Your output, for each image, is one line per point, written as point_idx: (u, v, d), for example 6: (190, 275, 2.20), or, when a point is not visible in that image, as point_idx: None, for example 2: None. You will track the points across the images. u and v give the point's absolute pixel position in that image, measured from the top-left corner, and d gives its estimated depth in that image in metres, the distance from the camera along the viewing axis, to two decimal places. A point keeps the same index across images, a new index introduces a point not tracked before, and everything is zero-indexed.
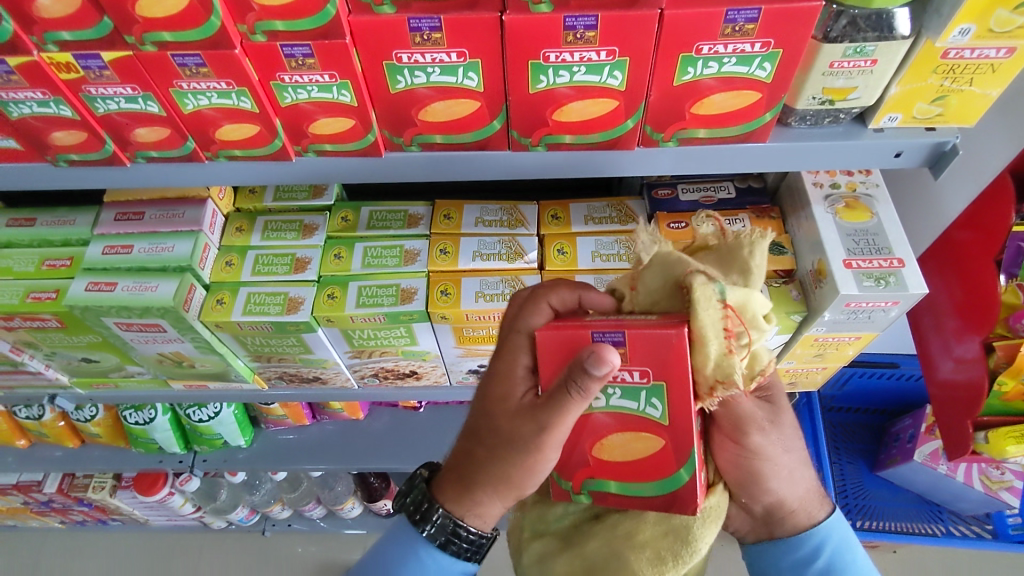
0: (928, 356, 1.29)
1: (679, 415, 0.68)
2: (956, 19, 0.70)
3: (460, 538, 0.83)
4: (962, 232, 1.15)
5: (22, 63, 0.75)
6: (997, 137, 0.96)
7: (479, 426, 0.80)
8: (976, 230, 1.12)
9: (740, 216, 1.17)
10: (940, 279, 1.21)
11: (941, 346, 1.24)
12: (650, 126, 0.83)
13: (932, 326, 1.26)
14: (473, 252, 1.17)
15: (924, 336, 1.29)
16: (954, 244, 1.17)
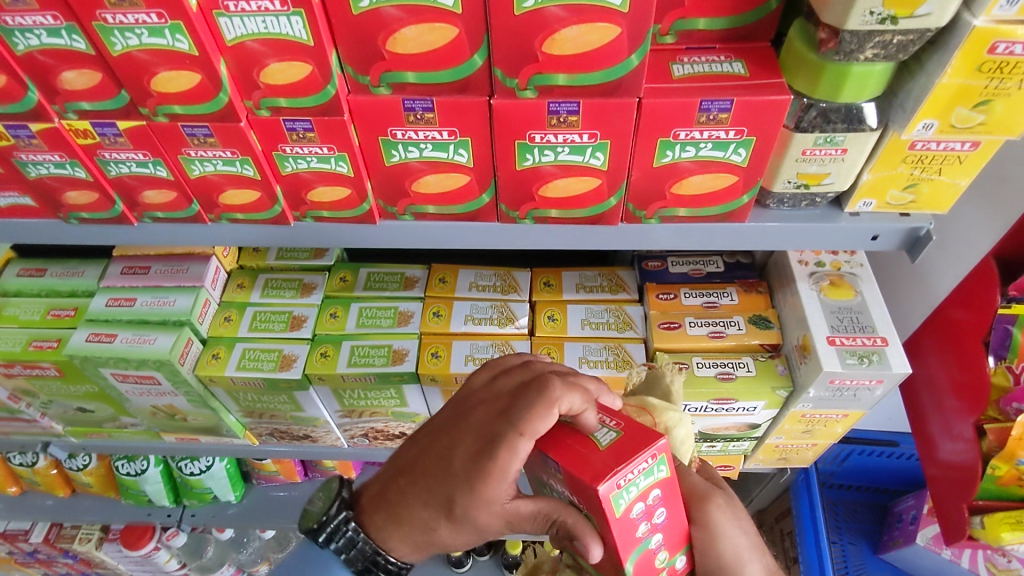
0: (926, 435, 1.26)
1: (626, 435, 0.62)
2: (919, 114, 0.74)
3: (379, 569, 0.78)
4: (957, 310, 1.16)
5: (44, 129, 0.81)
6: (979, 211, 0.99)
7: (437, 504, 0.70)
8: (970, 309, 1.12)
9: (729, 289, 1.20)
10: (939, 357, 1.21)
11: (941, 425, 1.22)
12: (633, 204, 0.87)
13: (931, 404, 1.24)
14: (465, 316, 1.20)
15: (922, 414, 1.27)
16: (950, 321, 1.17)
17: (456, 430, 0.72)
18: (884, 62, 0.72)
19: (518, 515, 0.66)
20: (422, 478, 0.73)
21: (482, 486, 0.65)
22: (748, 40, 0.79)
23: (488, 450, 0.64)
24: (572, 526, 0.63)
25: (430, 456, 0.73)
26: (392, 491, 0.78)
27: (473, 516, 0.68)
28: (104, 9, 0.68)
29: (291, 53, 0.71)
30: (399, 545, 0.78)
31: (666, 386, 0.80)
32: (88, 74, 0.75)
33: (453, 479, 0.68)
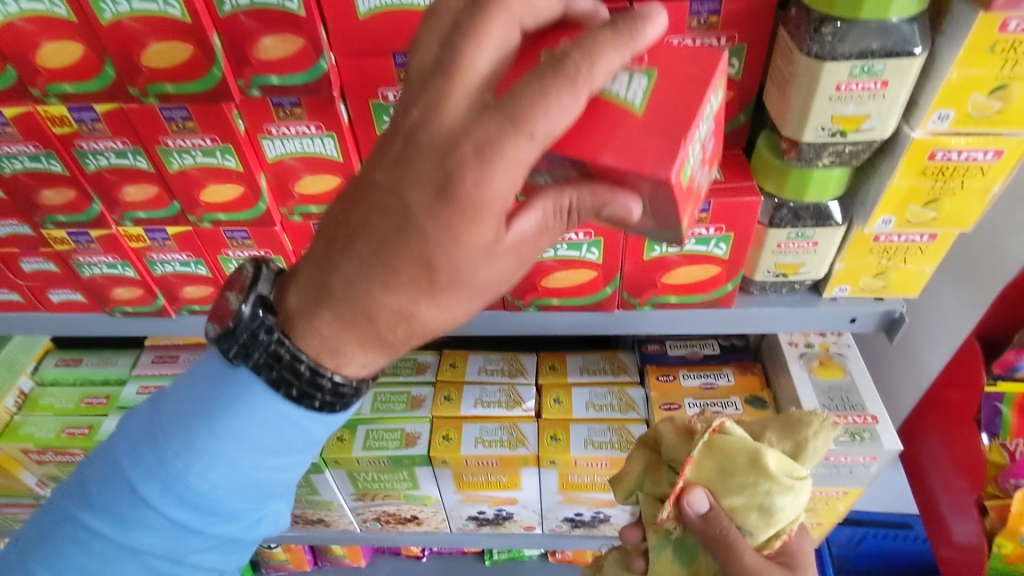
0: (941, 516, 1.27)
1: (659, 102, 0.55)
2: (877, 210, 0.83)
3: (318, 391, 0.62)
4: (954, 392, 1.18)
5: (102, 235, 0.92)
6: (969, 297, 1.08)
7: (407, 270, 0.53)
8: (963, 389, 1.15)
9: (725, 371, 1.25)
10: (943, 437, 1.22)
11: (952, 506, 1.22)
12: (627, 292, 0.95)
13: (942, 484, 1.25)
14: (475, 400, 1.25)
15: (935, 495, 1.28)
16: (948, 401, 1.20)
17: (398, 152, 0.51)
18: (841, 168, 0.82)
19: (523, 242, 0.54)
20: (365, 240, 0.54)
21: (473, 225, 0.50)
22: (721, 148, 0.89)
23: (471, 173, 0.48)
24: (594, 201, 0.54)
25: (367, 209, 0.53)
26: (327, 274, 0.57)
27: (471, 268, 0.53)
28: (167, 135, 0.78)
29: (323, 168, 0.82)
30: (354, 353, 0.61)
31: (805, 438, 0.75)
32: (146, 188, 0.86)
33: (424, 231, 0.51)
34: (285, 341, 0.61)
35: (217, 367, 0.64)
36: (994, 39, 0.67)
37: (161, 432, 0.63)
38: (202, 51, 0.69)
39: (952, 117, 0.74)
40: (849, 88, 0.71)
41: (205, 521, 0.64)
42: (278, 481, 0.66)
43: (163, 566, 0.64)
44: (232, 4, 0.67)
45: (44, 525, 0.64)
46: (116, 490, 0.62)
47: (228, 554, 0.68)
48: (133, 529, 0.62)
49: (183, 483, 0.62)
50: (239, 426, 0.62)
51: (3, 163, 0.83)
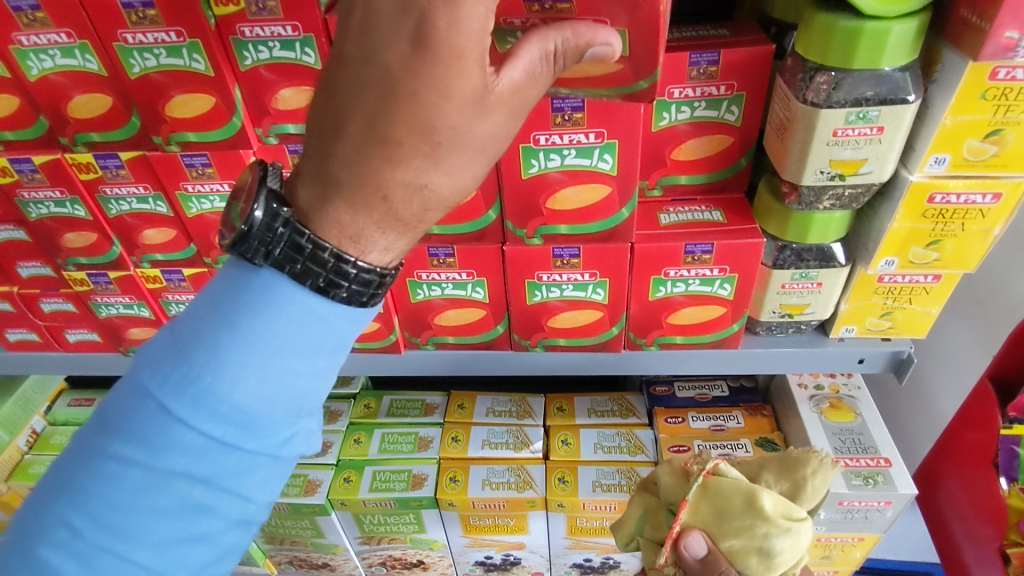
0: (964, 567, 1.17)
1: None
2: (880, 252, 0.84)
3: (345, 279, 0.53)
4: (970, 433, 1.12)
5: (120, 277, 0.94)
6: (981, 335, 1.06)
7: (406, 138, 0.49)
8: (977, 430, 1.09)
9: (734, 412, 1.24)
10: (962, 480, 1.16)
11: (977, 556, 1.13)
12: (633, 332, 0.96)
13: (964, 532, 1.17)
14: (482, 441, 1.25)
15: (957, 545, 1.19)
16: (966, 443, 1.13)
17: (360, 17, 0.48)
18: (842, 210, 0.84)
19: (516, 93, 0.52)
20: (356, 117, 0.48)
21: (456, 73, 0.48)
22: (723, 191, 0.91)
23: (443, 13, 0.46)
24: (577, 41, 0.53)
25: (342, 85, 0.49)
26: (324, 159, 0.50)
27: (467, 125, 0.50)
28: (186, 181, 0.81)
29: None
30: (374, 236, 0.54)
31: (802, 478, 0.75)
32: (165, 231, 0.89)
33: (411, 92, 0.47)
34: (305, 231, 0.52)
35: (232, 279, 0.54)
36: (985, 87, 0.69)
37: (184, 344, 0.53)
38: (224, 102, 0.73)
39: (948, 161, 0.75)
40: (846, 134, 0.73)
41: (244, 436, 0.53)
42: (312, 390, 0.57)
43: (200, 495, 0.54)
44: (253, 58, 0.71)
45: (66, 466, 0.54)
46: (144, 413, 0.52)
47: (271, 480, 0.57)
48: (164, 452, 0.52)
49: (217, 396, 0.52)
50: (276, 324, 0.53)
51: (30, 208, 0.87)
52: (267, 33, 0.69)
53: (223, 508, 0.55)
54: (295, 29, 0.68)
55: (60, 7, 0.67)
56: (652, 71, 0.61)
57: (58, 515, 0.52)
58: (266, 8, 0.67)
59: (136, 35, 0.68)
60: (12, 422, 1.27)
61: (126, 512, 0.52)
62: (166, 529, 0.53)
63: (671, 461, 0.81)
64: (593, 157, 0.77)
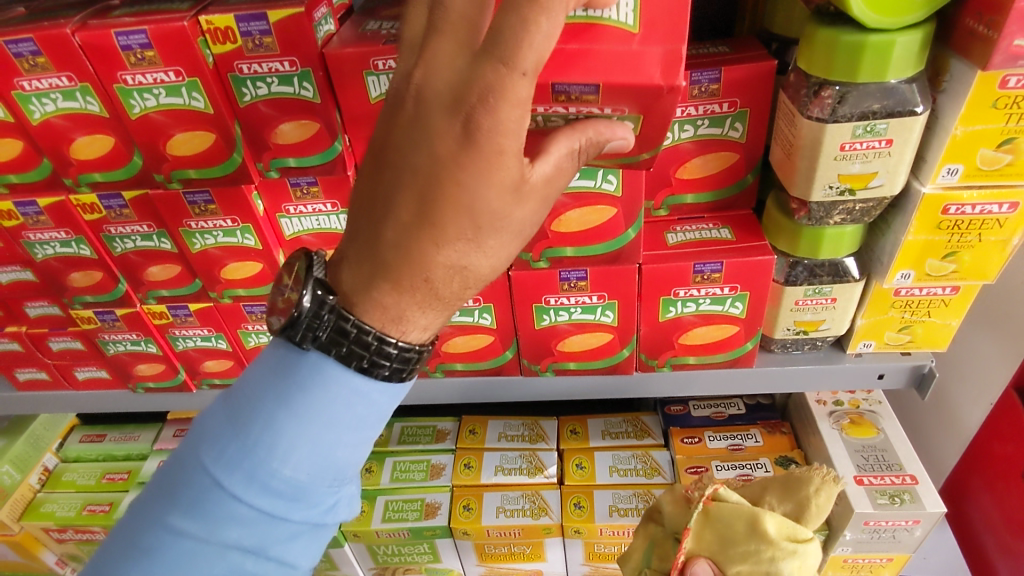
0: None
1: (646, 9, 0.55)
2: (895, 265, 0.82)
3: (386, 360, 0.55)
4: (1003, 446, 1.08)
5: (127, 314, 0.94)
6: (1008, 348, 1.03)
7: (450, 223, 0.49)
8: (1008, 442, 1.07)
9: (752, 431, 1.21)
10: (991, 495, 1.13)
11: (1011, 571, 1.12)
12: (645, 354, 0.94)
13: (997, 548, 1.14)
14: (495, 467, 1.23)
15: (990, 561, 1.17)
16: (994, 455, 1.11)
17: (411, 111, 0.49)
18: (853, 224, 0.82)
19: (548, 183, 0.53)
20: (404, 205, 0.49)
21: (496, 167, 0.47)
22: (731, 208, 0.90)
23: (484, 113, 0.45)
24: (598, 138, 0.56)
25: (390, 173, 0.50)
26: (372, 245, 0.52)
27: (508, 212, 0.50)
28: (190, 218, 0.81)
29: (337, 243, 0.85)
30: (415, 316, 0.54)
31: (807, 496, 0.74)
32: (169, 268, 0.89)
33: (455, 181, 0.48)
34: (349, 315, 0.54)
35: (280, 358, 0.57)
36: (995, 95, 0.67)
37: (240, 420, 0.55)
38: (224, 139, 0.73)
39: (962, 171, 0.73)
40: (854, 148, 0.72)
41: (292, 507, 0.56)
42: (355, 460, 0.59)
43: (249, 565, 0.55)
44: (252, 95, 0.71)
45: (126, 532, 0.56)
46: (200, 486, 0.54)
47: (313, 546, 0.60)
48: (219, 525, 0.54)
49: (268, 469, 0.54)
50: (324, 400, 0.56)
51: (36, 249, 0.87)
52: (265, 69, 0.69)
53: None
54: (292, 64, 0.68)
55: (59, 52, 0.68)
56: (654, 147, 0.63)
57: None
58: (263, 44, 0.67)
59: (135, 76, 0.68)
60: (24, 460, 1.27)
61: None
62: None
63: (672, 489, 0.83)
64: (597, 178, 0.75)
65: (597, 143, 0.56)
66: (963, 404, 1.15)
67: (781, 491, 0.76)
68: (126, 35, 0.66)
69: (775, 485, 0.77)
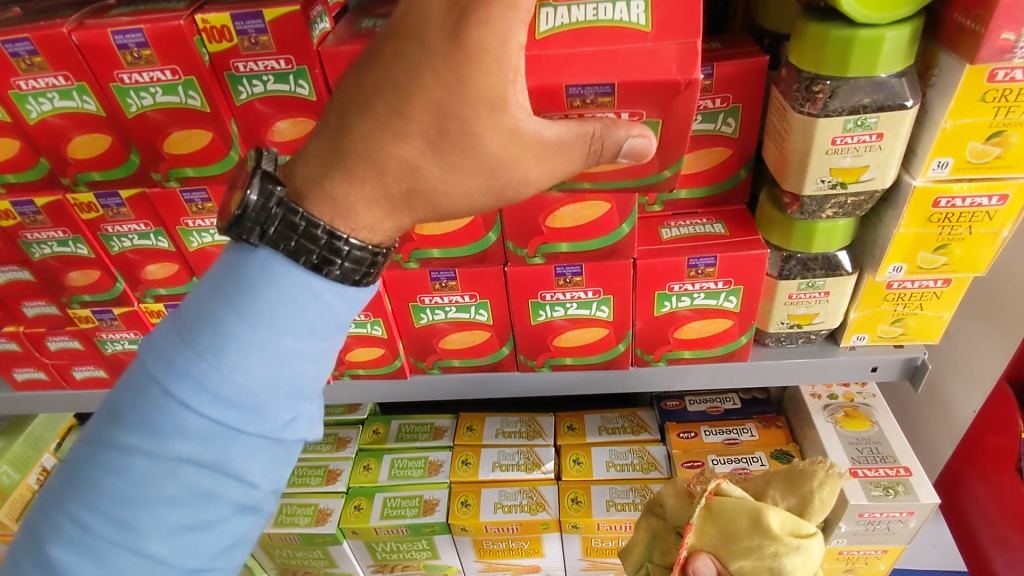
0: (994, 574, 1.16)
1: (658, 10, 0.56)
2: (887, 258, 0.83)
3: (338, 260, 0.52)
4: (997, 438, 1.09)
5: (125, 312, 0.94)
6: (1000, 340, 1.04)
7: (417, 116, 0.49)
8: (1002, 434, 1.07)
9: (748, 425, 1.22)
10: (987, 486, 1.13)
11: (1008, 563, 1.12)
12: (641, 349, 0.95)
13: (992, 540, 1.15)
14: (493, 463, 1.23)
15: (986, 552, 1.17)
16: (989, 448, 1.11)
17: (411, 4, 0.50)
18: (845, 218, 0.83)
19: (535, 136, 0.53)
20: (379, 89, 0.50)
21: (479, 70, 0.48)
22: (725, 203, 0.90)
23: (479, 4, 0.47)
24: (610, 131, 0.56)
25: (375, 62, 0.50)
26: (337, 131, 0.51)
27: (480, 130, 0.50)
28: (187, 216, 0.82)
29: None
30: (364, 212, 0.53)
31: (810, 492, 0.74)
32: (167, 266, 0.89)
33: (434, 72, 0.48)
34: (298, 209, 0.52)
35: (231, 262, 0.54)
36: (984, 89, 0.68)
37: (186, 327, 0.52)
38: (220, 136, 0.73)
39: (951, 164, 0.74)
40: (845, 142, 0.73)
41: (247, 418, 0.52)
42: (314, 371, 0.56)
43: (206, 483, 0.52)
44: (248, 92, 0.71)
45: (76, 459, 0.53)
46: (147, 399, 0.51)
47: (275, 465, 0.56)
48: (169, 437, 0.51)
49: (220, 377, 0.51)
50: (276, 303, 0.52)
51: (33, 248, 0.87)
52: (261, 67, 0.69)
53: (229, 494, 0.54)
54: (288, 62, 0.69)
55: (56, 51, 0.68)
56: (676, 161, 0.65)
57: (64, 513, 0.51)
58: (259, 43, 0.68)
59: (132, 75, 0.69)
60: (23, 460, 1.27)
61: (133, 505, 0.51)
62: (175, 519, 0.52)
63: (675, 483, 0.83)
64: None
65: (602, 134, 0.56)
66: (957, 397, 1.16)
67: (784, 486, 0.76)
68: (123, 34, 0.66)
69: (778, 478, 0.77)
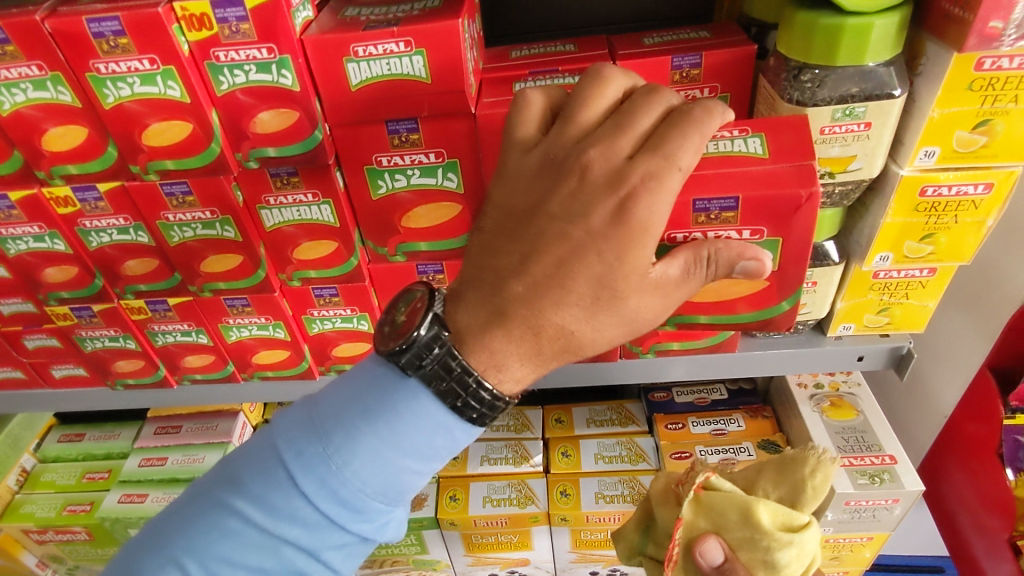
0: (974, 558, 1.18)
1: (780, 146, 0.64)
2: (874, 248, 0.84)
3: (475, 403, 0.57)
4: (973, 425, 1.12)
5: (105, 309, 0.92)
6: (983, 329, 1.05)
7: (575, 287, 0.54)
8: (980, 423, 1.10)
9: (735, 416, 1.23)
10: (964, 473, 1.17)
11: (986, 547, 1.14)
12: (629, 340, 0.95)
13: (971, 525, 1.18)
14: (481, 457, 1.23)
15: (966, 538, 1.20)
16: (967, 436, 1.14)
17: (569, 187, 0.54)
18: (832, 208, 0.83)
19: (669, 284, 0.56)
20: (541, 262, 0.54)
21: (638, 245, 0.53)
22: None
23: (643, 196, 0.52)
24: (730, 254, 0.57)
25: (535, 232, 0.55)
26: (498, 292, 0.55)
27: (628, 293, 0.54)
28: (167, 210, 0.80)
29: (319, 233, 0.83)
30: (513, 367, 0.57)
31: (801, 478, 0.73)
32: (147, 262, 0.87)
33: (597, 252, 0.53)
34: (457, 354, 0.56)
35: (375, 372, 0.59)
36: (970, 78, 0.69)
37: (321, 423, 0.58)
38: (201, 128, 0.71)
39: (938, 154, 0.75)
40: (834, 131, 0.73)
41: (352, 518, 0.58)
42: (417, 484, 0.60)
43: (300, 563, 0.58)
44: (229, 82, 0.69)
45: (194, 506, 0.59)
46: (272, 478, 0.57)
47: (357, 557, 0.61)
48: (282, 518, 0.56)
49: (340, 477, 0.56)
50: (401, 420, 0.57)
51: (9, 244, 0.85)
52: (242, 56, 0.67)
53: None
54: (270, 51, 0.67)
55: (29, 40, 0.66)
56: (792, 286, 0.70)
57: (169, 555, 0.57)
58: (240, 31, 0.66)
59: (108, 64, 0.67)
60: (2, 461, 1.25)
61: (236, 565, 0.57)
62: None
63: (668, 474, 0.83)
64: None
65: (720, 257, 0.58)
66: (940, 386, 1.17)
67: (777, 473, 0.76)
68: (98, 22, 0.64)
69: (772, 462, 0.77)
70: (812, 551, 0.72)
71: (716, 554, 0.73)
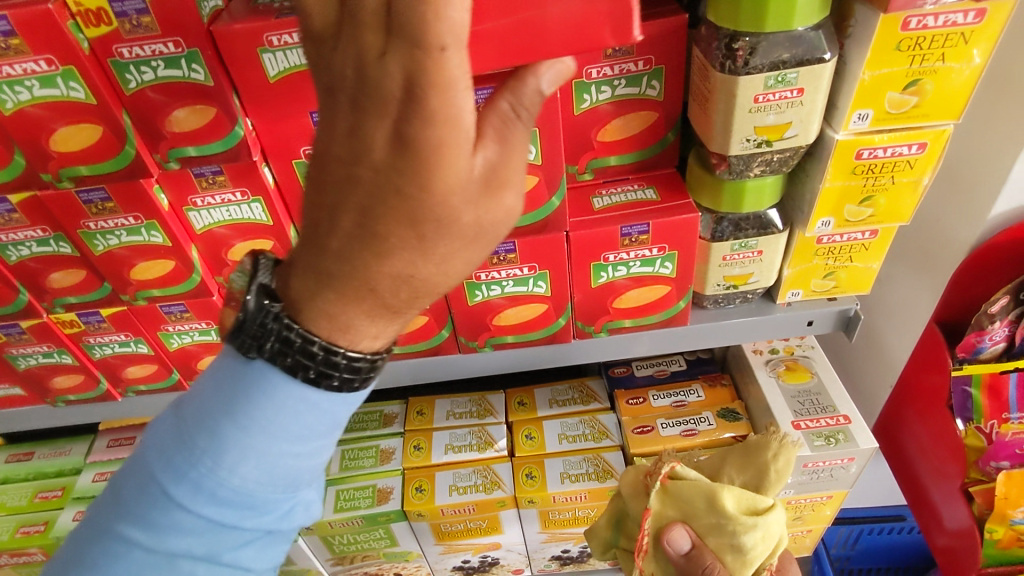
0: (930, 504, 1.16)
1: None
2: (815, 214, 0.84)
3: (332, 369, 0.50)
4: (930, 376, 1.07)
5: (33, 325, 0.88)
6: (930, 285, 1.07)
7: (391, 231, 0.43)
8: (932, 373, 1.06)
9: (694, 386, 1.23)
10: (922, 423, 1.13)
11: (943, 493, 1.12)
12: (582, 321, 0.94)
13: (930, 473, 1.15)
14: (445, 446, 1.22)
15: (924, 485, 1.18)
16: (924, 387, 1.10)
17: (344, 120, 0.43)
18: (772, 175, 0.83)
19: (497, 169, 0.45)
20: (342, 216, 0.44)
21: (436, 164, 0.41)
22: (655, 168, 0.89)
23: (411, 107, 0.40)
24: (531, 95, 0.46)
25: (328, 182, 0.44)
26: (313, 255, 0.46)
27: (455, 209, 0.43)
28: (88, 219, 0.76)
29: (253, 233, 0.80)
30: (363, 324, 0.49)
31: (766, 460, 0.74)
32: (73, 273, 0.83)
33: (396, 189, 0.42)
34: (294, 326, 0.48)
35: (231, 365, 0.53)
36: (898, 38, 0.68)
37: (185, 430, 0.52)
38: (112, 130, 0.68)
39: (872, 116, 0.75)
40: (767, 99, 0.72)
41: (243, 514, 0.53)
42: (311, 465, 0.55)
43: (201, 573, 0.53)
44: (137, 80, 0.66)
45: (86, 537, 0.55)
46: (149, 496, 0.52)
47: (269, 551, 0.57)
48: (167, 534, 0.52)
49: (216, 479, 0.51)
50: (267, 408, 0.51)
51: None
52: (148, 52, 0.64)
53: None
54: (177, 45, 0.63)
55: None
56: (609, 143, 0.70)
57: None
58: (142, 25, 0.62)
59: (3, 68, 0.63)
60: None
61: None
62: None
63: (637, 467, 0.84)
64: None
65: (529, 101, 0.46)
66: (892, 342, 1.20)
67: (742, 459, 0.77)
68: None
69: (739, 448, 0.79)
70: (777, 535, 0.73)
71: (683, 541, 0.74)
